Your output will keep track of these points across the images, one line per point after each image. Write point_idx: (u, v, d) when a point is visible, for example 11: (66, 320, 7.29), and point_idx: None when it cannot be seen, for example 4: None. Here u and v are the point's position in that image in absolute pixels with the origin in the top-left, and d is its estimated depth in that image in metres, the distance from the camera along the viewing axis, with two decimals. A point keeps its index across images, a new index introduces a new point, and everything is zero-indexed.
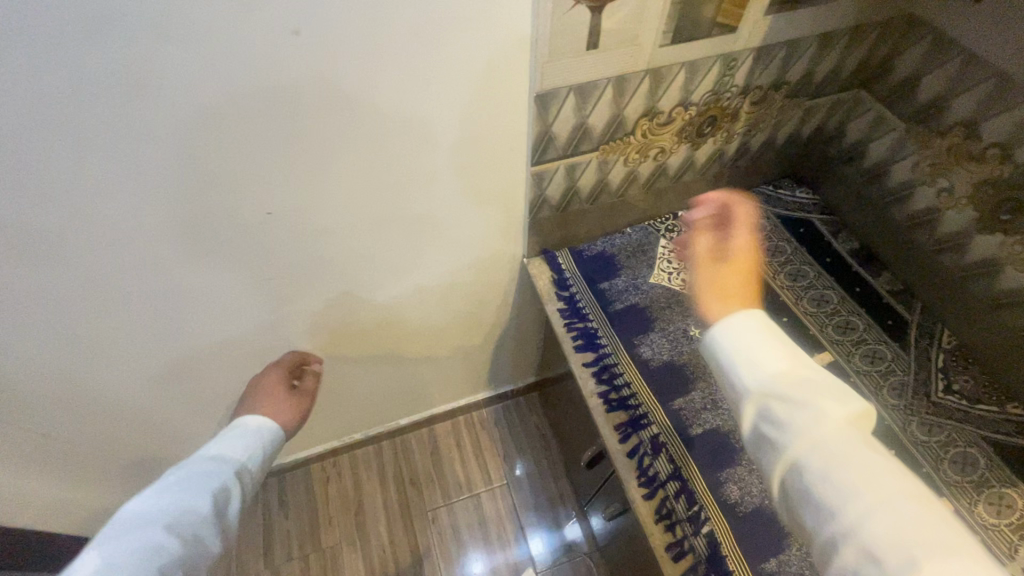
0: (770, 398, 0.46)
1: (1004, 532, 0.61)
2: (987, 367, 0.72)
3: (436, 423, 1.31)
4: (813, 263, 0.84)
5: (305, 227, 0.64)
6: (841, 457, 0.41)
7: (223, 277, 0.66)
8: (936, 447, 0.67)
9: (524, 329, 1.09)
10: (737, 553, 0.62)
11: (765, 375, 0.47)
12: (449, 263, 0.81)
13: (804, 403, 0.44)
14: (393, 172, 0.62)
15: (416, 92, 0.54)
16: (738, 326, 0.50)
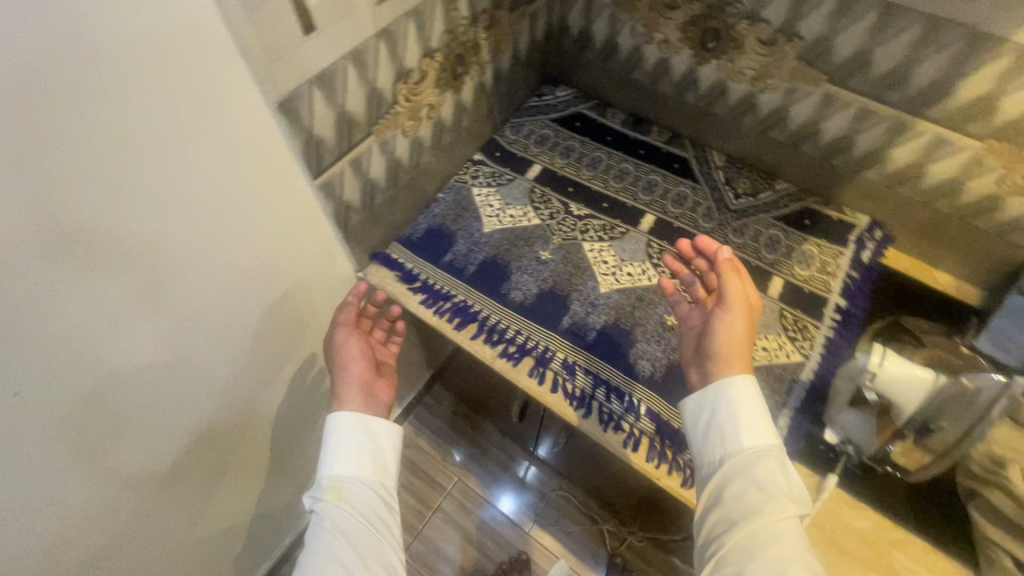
0: (758, 494, 0.53)
1: (817, 276, 0.77)
2: (751, 166, 0.89)
3: None
4: (601, 147, 0.92)
5: (124, 401, 0.49)
6: (767, 536, 0.51)
7: (27, 532, 0.47)
8: (753, 242, 0.81)
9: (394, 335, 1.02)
10: (674, 410, 0.68)
11: (759, 476, 0.55)
12: (299, 329, 0.70)
13: (771, 494, 0.53)
14: (180, 274, 0.49)
15: (151, 170, 0.42)
16: (753, 418, 0.58)
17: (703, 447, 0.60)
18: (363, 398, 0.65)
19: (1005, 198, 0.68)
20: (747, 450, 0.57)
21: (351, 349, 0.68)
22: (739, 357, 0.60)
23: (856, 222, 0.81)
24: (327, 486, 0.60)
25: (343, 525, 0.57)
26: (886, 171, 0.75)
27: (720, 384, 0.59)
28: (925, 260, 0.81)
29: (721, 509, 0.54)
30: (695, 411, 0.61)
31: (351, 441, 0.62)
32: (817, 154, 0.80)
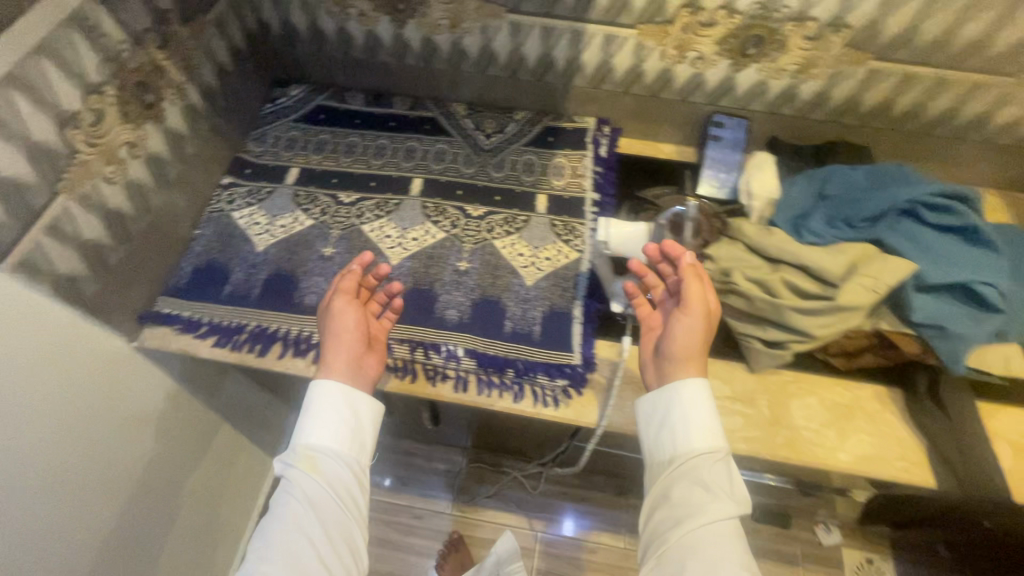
0: (699, 493, 0.57)
1: (571, 183, 0.89)
2: (491, 105, 0.96)
3: None
4: (352, 131, 0.93)
5: None
6: (706, 531, 0.55)
7: None
8: (512, 172, 0.90)
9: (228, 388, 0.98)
10: (487, 340, 0.74)
11: (700, 474, 0.58)
12: (95, 435, 0.67)
13: (715, 491, 0.56)
14: None
15: None
16: (702, 418, 0.61)
17: (654, 445, 0.63)
18: (346, 368, 0.66)
19: (673, 68, 0.82)
20: (694, 452, 0.60)
21: (342, 324, 0.66)
22: (693, 360, 0.63)
23: (586, 125, 0.93)
24: (302, 457, 0.62)
25: (314, 496, 0.60)
26: (588, 75, 0.86)
27: (675, 388, 0.63)
28: (650, 138, 0.95)
29: (667, 506, 0.58)
30: (647, 410, 0.64)
31: (328, 416, 0.63)
32: (534, 78, 0.89)
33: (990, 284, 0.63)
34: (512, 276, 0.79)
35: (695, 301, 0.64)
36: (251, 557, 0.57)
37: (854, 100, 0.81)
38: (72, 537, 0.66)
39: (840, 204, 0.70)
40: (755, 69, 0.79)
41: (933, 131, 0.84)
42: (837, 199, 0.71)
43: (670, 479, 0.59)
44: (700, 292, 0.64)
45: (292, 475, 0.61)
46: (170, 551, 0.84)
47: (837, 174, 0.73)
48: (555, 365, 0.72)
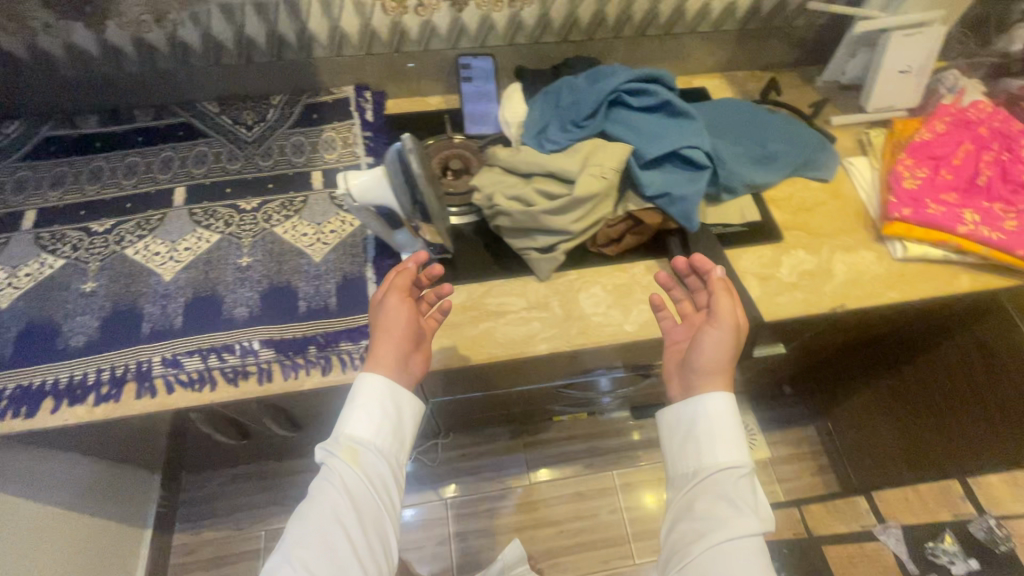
0: (725, 509, 0.60)
1: (344, 153, 0.89)
2: (245, 96, 0.92)
3: None
4: (93, 155, 0.85)
5: None
6: (727, 549, 0.57)
7: None
8: (282, 156, 0.88)
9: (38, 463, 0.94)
10: (283, 325, 0.73)
11: (726, 490, 0.61)
12: None
13: (738, 507, 0.59)
14: None
15: None
16: (728, 432, 0.63)
17: (677, 454, 0.66)
18: (392, 364, 0.64)
19: (401, 20, 0.84)
20: (720, 466, 0.62)
21: (397, 315, 0.64)
22: (719, 373, 0.64)
23: (346, 95, 0.93)
24: (342, 445, 0.62)
25: (351, 486, 0.60)
26: (324, 43, 0.86)
27: (700, 402, 0.64)
28: (416, 94, 0.97)
29: (691, 519, 0.61)
30: (675, 417, 0.66)
31: (370, 411, 0.62)
32: (273, 58, 0.87)
33: (693, 143, 0.73)
34: (300, 258, 0.78)
35: (725, 317, 0.64)
36: (286, 543, 0.57)
37: (572, 18, 0.89)
38: None
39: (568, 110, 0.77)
40: (473, 6, 0.84)
41: (647, 33, 0.94)
42: (566, 107, 0.77)
43: (695, 497, 0.62)
44: (731, 308, 0.64)
45: (331, 461, 0.61)
46: None
47: (563, 87, 0.81)
48: (355, 329, 0.73)
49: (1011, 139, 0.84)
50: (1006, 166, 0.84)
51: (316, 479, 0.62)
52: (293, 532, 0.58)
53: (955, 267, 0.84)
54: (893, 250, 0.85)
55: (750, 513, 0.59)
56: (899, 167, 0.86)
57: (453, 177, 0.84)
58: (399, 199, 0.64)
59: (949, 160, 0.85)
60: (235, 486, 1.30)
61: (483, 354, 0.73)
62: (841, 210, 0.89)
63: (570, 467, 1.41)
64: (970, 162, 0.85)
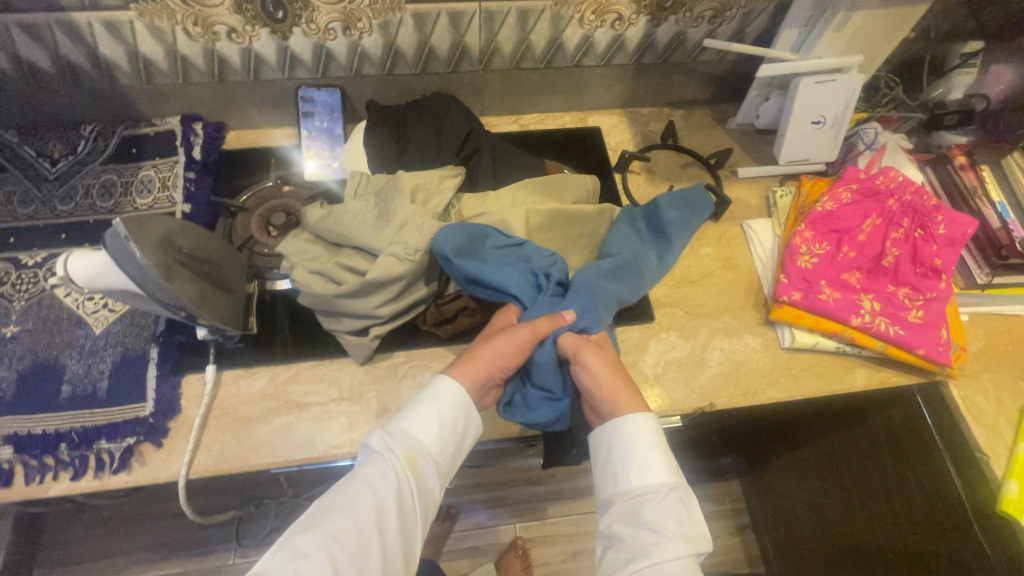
0: (650, 534, 0.55)
1: (160, 198, 0.76)
2: (52, 124, 0.80)
3: None
4: None
5: None
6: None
7: None
8: (86, 199, 0.76)
9: None
10: (37, 415, 0.62)
11: (650, 518, 0.56)
12: None
13: (671, 543, 0.54)
14: None
15: None
16: (652, 459, 0.58)
17: (601, 475, 0.60)
18: (472, 384, 0.59)
19: (215, 47, 0.71)
20: (642, 492, 0.57)
21: (502, 344, 0.59)
22: (616, 399, 0.60)
23: (169, 126, 0.80)
24: (402, 451, 0.55)
25: (403, 498, 0.54)
26: (126, 70, 0.73)
27: (608, 440, 0.60)
28: (261, 125, 0.84)
29: (619, 539, 0.56)
30: (600, 449, 0.60)
31: (440, 420, 0.57)
32: (68, 84, 0.74)
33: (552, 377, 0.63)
34: (77, 328, 0.67)
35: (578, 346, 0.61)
36: (324, 526, 0.50)
37: (426, 47, 0.75)
38: None
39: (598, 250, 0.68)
40: (300, 34, 0.71)
41: (524, 65, 0.81)
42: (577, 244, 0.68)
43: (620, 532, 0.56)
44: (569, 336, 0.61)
45: (383, 466, 0.54)
46: None
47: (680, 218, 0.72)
48: (121, 424, 0.61)
49: (925, 212, 0.72)
50: (917, 245, 0.72)
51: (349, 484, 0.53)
52: (315, 538, 0.50)
53: (851, 360, 0.73)
54: (782, 337, 0.73)
55: (673, 543, 0.54)
56: (796, 241, 0.74)
57: (276, 234, 0.73)
58: (142, 287, 0.52)
59: (852, 235, 0.74)
60: (103, 530, 1.21)
61: (268, 456, 0.61)
62: (730, 284, 0.77)
63: (471, 518, 1.31)
64: (876, 239, 0.74)
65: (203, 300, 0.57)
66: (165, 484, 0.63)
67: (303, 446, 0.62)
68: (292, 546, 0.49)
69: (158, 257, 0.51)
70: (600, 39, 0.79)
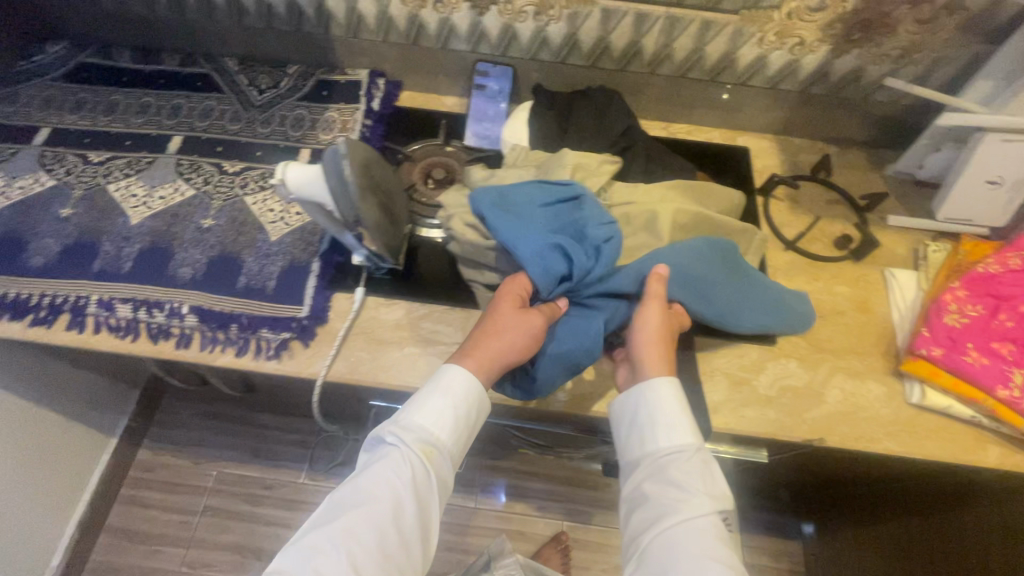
0: (674, 490, 0.57)
1: (340, 137, 0.86)
2: (268, 60, 0.93)
3: (94, 505, 1.22)
4: (116, 91, 0.90)
5: None
6: (685, 540, 0.54)
7: None
8: (281, 127, 0.87)
9: (32, 372, 1.02)
10: (216, 295, 0.72)
11: (673, 475, 0.57)
12: None
13: (697, 497, 0.56)
14: None
15: None
16: (673, 417, 0.60)
17: (625, 440, 0.62)
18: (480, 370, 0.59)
19: (419, 14, 0.80)
20: (663, 450, 0.59)
21: (517, 330, 0.59)
22: (654, 355, 0.61)
23: (358, 77, 0.90)
24: (415, 445, 0.57)
25: (418, 488, 0.56)
26: (340, 22, 0.84)
27: (641, 396, 0.61)
28: (433, 91, 0.93)
29: (645, 497, 0.58)
30: (624, 412, 0.62)
31: (449, 413, 0.58)
32: (292, 28, 0.86)
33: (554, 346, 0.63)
34: (258, 232, 0.77)
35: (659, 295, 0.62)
36: (340, 522, 0.53)
37: (603, 42, 0.80)
38: None
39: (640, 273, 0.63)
40: (496, 12, 0.78)
41: (690, 75, 0.84)
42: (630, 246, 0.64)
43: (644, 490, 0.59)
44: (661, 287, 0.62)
45: (394, 459, 0.56)
46: None
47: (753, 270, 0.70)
48: (281, 319, 0.70)
49: None
50: None
51: (362, 478, 0.56)
52: (334, 530, 0.53)
53: (984, 434, 0.68)
54: (909, 392, 0.70)
55: (699, 498, 0.56)
56: (946, 296, 0.70)
57: (433, 186, 0.80)
58: (338, 204, 0.60)
59: (1013, 303, 0.69)
60: (204, 421, 1.37)
61: (394, 377, 0.68)
62: (861, 327, 0.75)
63: (521, 503, 1.34)
64: None
65: (380, 227, 0.65)
66: (302, 380, 0.71)
67: (425, 377, 0.68)
68: (311, 542, 0.53)
69: (361, 180, 0.59)
70: (774, 61, 0.80)
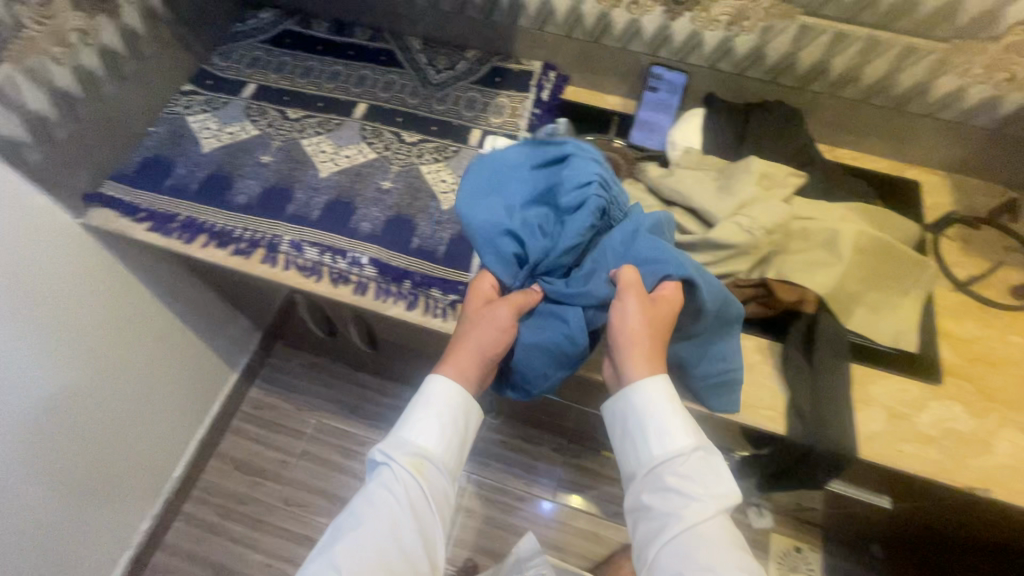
0: (676, 496, 0.55)
1: (509, 122, 0.90)
2: (448, 43, 0.99)
3: (213, 428, 1.34)
4: (311, 57, 0.98)
5: None
6: (691, 546, 0.52)
7: None
8: (454, 106, 0.92)
9: (191, 298, 1.13)
10: (392, 251, 0.78)
11: (676, 481, 0.55)
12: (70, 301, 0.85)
13: (701, 502, 0.53)
14: None
15: None
16: (668, 417, 0.57)
17: (624, 445, 0.61)
18: (461, 375, 0.61)
19: (610, 13, 0.83)
20: (663, 455, 0.57)
21: (494, 332, 0.62)
22: (637, 355, 0.59)
23: (531, 68, 0.95)
24: (406, 458, 0.58)
25: (415, 500, 0.56)
26: (529, 14, 0.88)
27: (632, 399, 0.59)
28: (598, 89, 0.96)
29: (646, 502, 0.56)
30: (619, 418, 0.60)
31: (438, 423, 0.59)
32: (481, 15, 0.92)
33: (534, 350, 0.64)
34: (430, 199, 0.83)
35: (631, 292, 0.59)
36: (342, 541, 0.54)
37: (790, 58, 0.80)
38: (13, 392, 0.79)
39: (592, 300, 0.63)
40: (688, 18, 0.79)
41: (873, 100, 0.82)
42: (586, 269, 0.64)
43: (646, 495, 0.56)
44: (636, 283, 0.59)
45: (389, 473, 0.57)
46: (120, 398, 1.02)
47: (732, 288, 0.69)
48: (450, 281, 0.75)
49: None
50: None
51: (362, 496, 0.57)
52: (339, 548, 0.53)
53: None
54: None
55: (704, 502, 0.53)
56: None
57: None
58: (533, 176, 0.66)
59: None
60: (310, 370, 1.46)
61: None
62: None
63: None
64: None
65: None
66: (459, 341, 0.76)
67: None
68: (316, 565, 0.53)
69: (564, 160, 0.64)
70: (973, 95, 0.76)
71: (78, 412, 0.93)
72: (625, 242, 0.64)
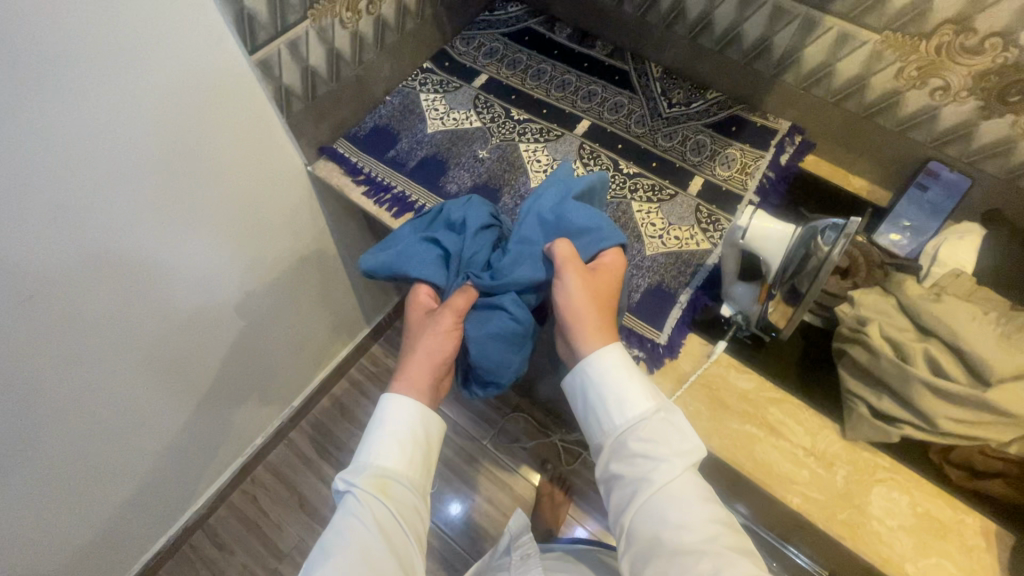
0: (642, 460, 0.50)
1: (736, 178, 0.82)
2: (688, 78, 0.93)
3: (338, 373, 1.40)
4: (546, 60, 0.97)
5: (171, 278, 0.71)
6: (664, 504, 0.48)
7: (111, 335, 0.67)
8: (679, 146, 0.86)
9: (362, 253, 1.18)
10: None
11: (639, 446, 0.51)
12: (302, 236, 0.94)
13: (670, 461, 0.49)
14: (199, 180, 0.68)
15: (143, 108, 0.58)
16: (624, 379, 0.53)
17: (582, 421, 0.56)
18: (419, 387, 0.58)
19: (904, 92, 0.72)
20: (627, 422, 0.52)
21: (439, 338, 0.59)
22: (584, 320, 0.56)
23: (777, 127, 0.86)
24: (369, 477, 0.52)
25: (384, 523, 0.50)
26: (800, 71, 0.80)
27: (587, 376, 0.55)
28: (845, 166, 0.86)
29: (613, 470, 0.52)
30: (575, 397, 0.56)
31: (400, 438, 0.55)
32: (743, 60, 0.85)
33: (490, 342, 0.61)
34: (635, 240, 0.78)
35: (566, 261, 0.57)
36: None
37: None
38: (253, 303, 0.89)
39: (523, 283, 0.61)
40: (1008, 122, 0.66)
41: None
42: (507, 252, 0.63)
43: (613, 462, 0.52)
44: (568, 253, 0.58)
45: (357, 493, 0.51)
46: (299, 331, 1.10)
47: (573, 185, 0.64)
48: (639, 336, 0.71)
49: None
50: None
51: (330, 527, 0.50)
52: None
53: None
54: None
55: (673, 458, 0.49)
56: None
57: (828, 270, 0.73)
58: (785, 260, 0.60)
59: None
60: None
61: (726, 447, 0.65)
62: None
63: None
64: None
65: None
66: None
67: (761, 465, 0.63)
68: None
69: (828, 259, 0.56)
70: None
71: (280, 333, 1.02)
72: (556, 210, 0.62)
